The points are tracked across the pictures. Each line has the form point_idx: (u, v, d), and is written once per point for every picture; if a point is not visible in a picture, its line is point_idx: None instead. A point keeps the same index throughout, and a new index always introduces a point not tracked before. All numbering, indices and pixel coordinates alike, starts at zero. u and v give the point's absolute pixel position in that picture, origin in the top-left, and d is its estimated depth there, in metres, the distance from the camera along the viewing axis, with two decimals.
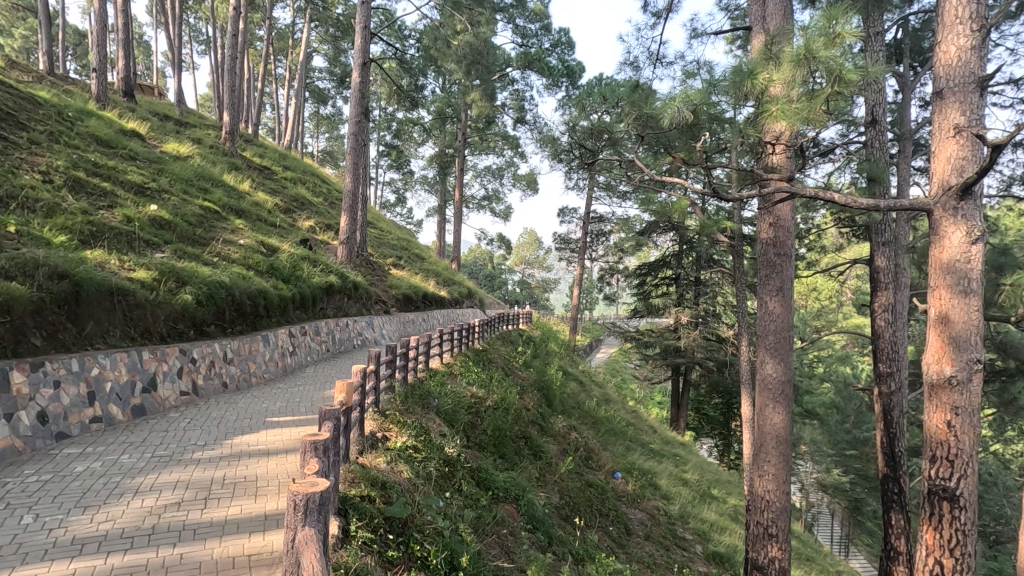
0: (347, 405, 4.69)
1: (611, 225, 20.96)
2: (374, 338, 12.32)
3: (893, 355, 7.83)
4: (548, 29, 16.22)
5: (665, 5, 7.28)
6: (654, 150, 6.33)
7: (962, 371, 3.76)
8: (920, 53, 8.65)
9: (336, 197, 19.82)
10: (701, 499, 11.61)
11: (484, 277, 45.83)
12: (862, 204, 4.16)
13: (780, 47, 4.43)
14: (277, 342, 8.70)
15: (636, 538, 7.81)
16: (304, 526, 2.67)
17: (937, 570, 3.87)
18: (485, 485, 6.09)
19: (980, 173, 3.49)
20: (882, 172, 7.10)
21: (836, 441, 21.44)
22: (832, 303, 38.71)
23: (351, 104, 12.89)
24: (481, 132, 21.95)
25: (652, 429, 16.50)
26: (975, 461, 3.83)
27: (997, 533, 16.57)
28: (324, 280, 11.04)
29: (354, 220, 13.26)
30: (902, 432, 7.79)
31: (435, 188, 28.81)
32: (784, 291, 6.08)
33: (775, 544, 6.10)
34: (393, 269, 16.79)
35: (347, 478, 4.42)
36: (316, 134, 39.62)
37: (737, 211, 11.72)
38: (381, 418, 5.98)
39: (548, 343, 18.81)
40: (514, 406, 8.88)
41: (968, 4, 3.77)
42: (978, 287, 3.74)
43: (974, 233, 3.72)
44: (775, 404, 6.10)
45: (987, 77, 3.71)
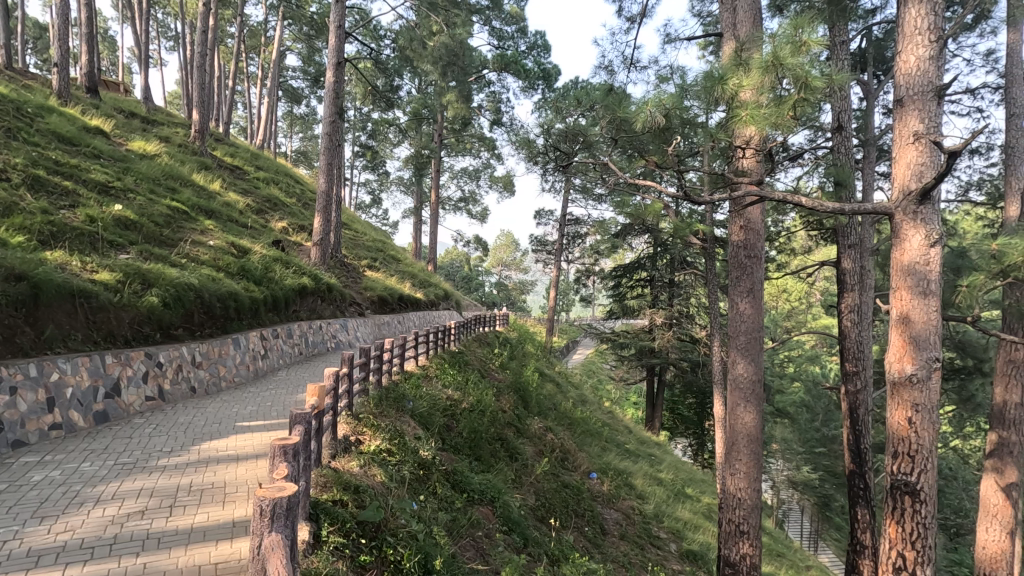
0: (319, 409, 4.62)
1: (587, 227, 21.15)
2: (348, 341, 12.18)
3: (858, 355, 8.05)
4: (524, 32, 16.28)
5: (640, 10, 7.58)
6: (628, 153, 6.41)
7: (922, 370, 3.88)
8: (883, 61, 8.94)
9: (310, 198, 19.54)
10: (675, 497, 11.77)
11: (460, 279, 45.75)
12: (828, 207, 4.26)
13: (750, 54, 4.50)
14: (248, 345, 8.52)
15: (611, 538, 7.87)
16: (271, 531, 2.63)
17: (900, 562, 3.99)
18: (460, 487, 6.07)
19: (938, 179, 3.62)
20: (847, 176, 7.33)
21: (806, 439, 21.94)
22: (802, 304, 39.74)
23: (325, 103, 12.70)
24: (457, 133, 21.94)
25: (627, 429, 16.67)
26: (935, 456, 3.97)
27: (956, 525, 17.15)
28: (297, 281, 10.89)
29: (328, 221, 13.08)
30: (867, 430, 8.01)
31: (411, 189, 28.67)
32: (754, 292, 6.19)
33: (746, 541, 6.21)
34: (368, 271, 16.64)
35: (318, 483, 4.36)
36: (289, 134, 39.03)
37: (709, 214, 11.94)
38: (354, 421, 5.91)
39: (525, 345, 18.86)
40: (489, 408, 8.85)
41: (926, 16, 3.92)
42: (937, 287, 3.88)
43: (933, 237, 3.86)
44: (746, 403, 6.21)
45: (944, 85, 3.85)
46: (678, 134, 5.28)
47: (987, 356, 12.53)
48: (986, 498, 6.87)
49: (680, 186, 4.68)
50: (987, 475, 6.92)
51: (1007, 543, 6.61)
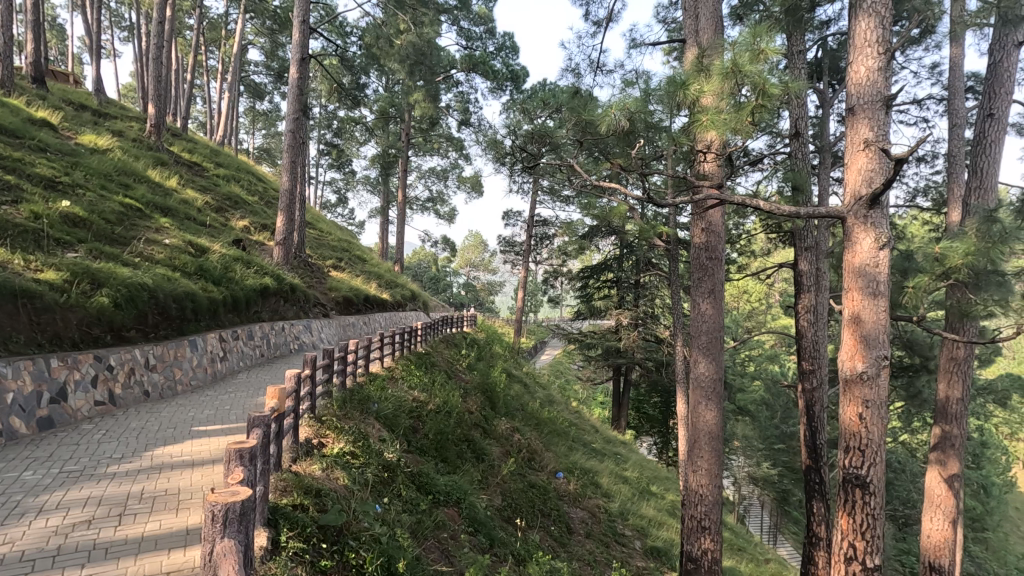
0: (279, 412, 4.50)
1: (555, 228, 21.33)
2: (312, 342, 11.92)
3: (815, 354, 8.33)
4: (492, 32, 16.27)
5: (607, 15, 7.69)
6: (594, 155, 6.49)
7: (872, 367, 4.05)
8: (838, 71, 9.29)
9: (273, 196, 19.07)
10: (640, 495, 11.95)
11: (428, 279, 45.48)
12: (785, 211, 4.38)
13: (710, 60, 4.60)
14: (205, 347, 8.25)
15: (577, 536, 7.95)
16: (224, 538, 2.56)
17: (851, 552, 4.15)
18: (425, 489, 6.01)
19: (886, 185, 3.78)
20: (804, 182, 7.59)
21: (766, 436, 22.56)
22: (761, 305, 41.05)
23: (289, 100, 12.39)
24: (425, 133, 21.80)
25: (594, 428, 16.81)
26: (883, 450, 4.14)
27: (905, 516, 17.94)
28: (258, 282, 10.61)
29: (291, 220, 12.79)
30: (822, 426, 8.31)
31: (378, 188, 28.33)
32: (715, 292, 6.36)
33: (708, 536, 6.36)
34: (333, 272, 16.36)
35: (278, 487, 4.26)
36: (251, 130, 38.03)
37: (673, 216, 12.17)
38: (316, 424, 5.79)
39: (493, 346, 18.84)
40: (456, 409, 8.83)
41: (875, 29, 4.09)
42: (885, 288, 4.06)
43: (882, 240, 4.03)
44: (708, 401, 6.35)
45: (892, 96, 4.03)
46: (642, 138, 5.37)
47: (933, 354, 13.11)
48: (931, 490, 7.20)
49: (644, 189, 4.75)
50: (932, 467, 7.26)
51: (950, 531, 6.97)
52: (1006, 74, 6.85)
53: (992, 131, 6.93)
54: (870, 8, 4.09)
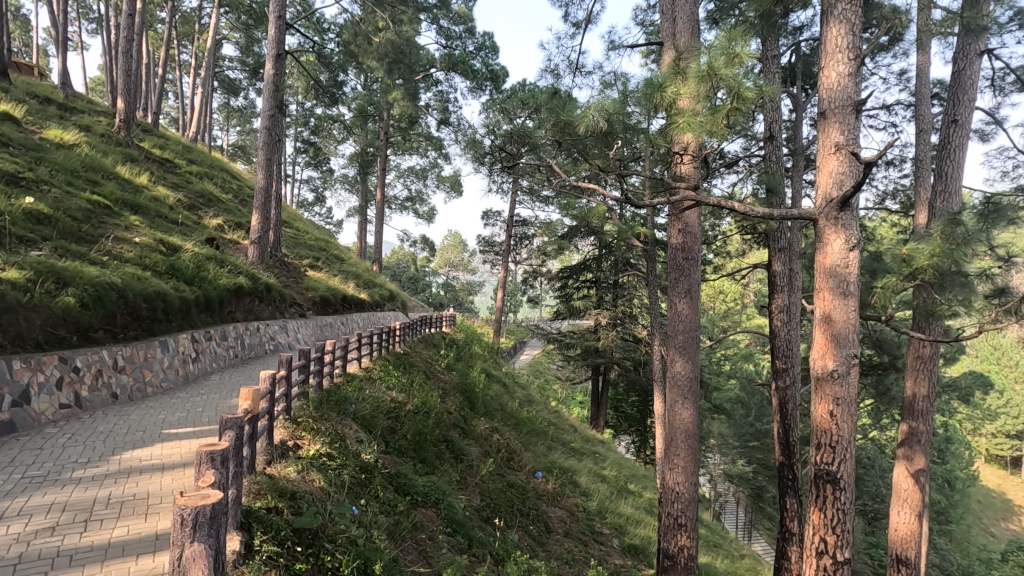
0: (253, 413, 4.42)
1: (534, 228, 21.37)
2: (288, 343, 11.73)
3: (788, 353, 8.49)
4: (472, 32, 16.24)
5: (586, 17, 7.75)
6: (573, 156, 6.51)
7: (842, 365, 4.15)
8: (810, 76, 9.51)
9: (247, 194, 18.74)
10: (618, 493, 12.05)
11: (407, 279, 45.22)
12: (759, 213, 4.44)
13: (687, 63, 4.65)
14: (177, 348, 8.06)
15: (555, 535, 7.97)
16: (193, 542, 2.51)
17: (822, 546, 4.24)
18: (403, 490, 5.97)
19: (856, 187, 3.87)
20: (778, 184, 7.75)
21: (741, 434, 22.93)
22: (737, 304, 41.81)
23: (264, 96, 12.16)
24: (404, 132, 21.65)
25: (573, 428, 16.89)
26: (853, 446, 4.24)
27: (874, 510, 18.40)
28: (232, 281, 10.39)
29: (267, 219, 12.59)
30: (795, 423, 8.48)
31: (356, 187, 28.06)
32: (691, 293, 6.45)
33: (684, 533, 6.44)
34: (310, 271, 16.14)
35: (251, 490, 4.18)
36: (225, 126, 37.28)
37: (651, 217, 12.31)
38: (292, 425, 5.71)
39: (472, 346, 18.79)
40: (435, 410, 8.79)
41: (845, 36, 4.19)
42: (854, 289, 4.17)
43: (851, 241, 4.14)
44: (684, 400, 6.43)
45: (861, 101, 4.14)
46: (620, 139, 5.41)
47: (900, 353, 13.47)
48: (898, 485, 7.41)
49: (622, 190, 4.78)
50: (899, 462, 7.47)
51: (916, 524, 7.18)
52: (969, 82, 7.09)
53: (955, 137, 7.17)
54: (841, 15, 4.20)
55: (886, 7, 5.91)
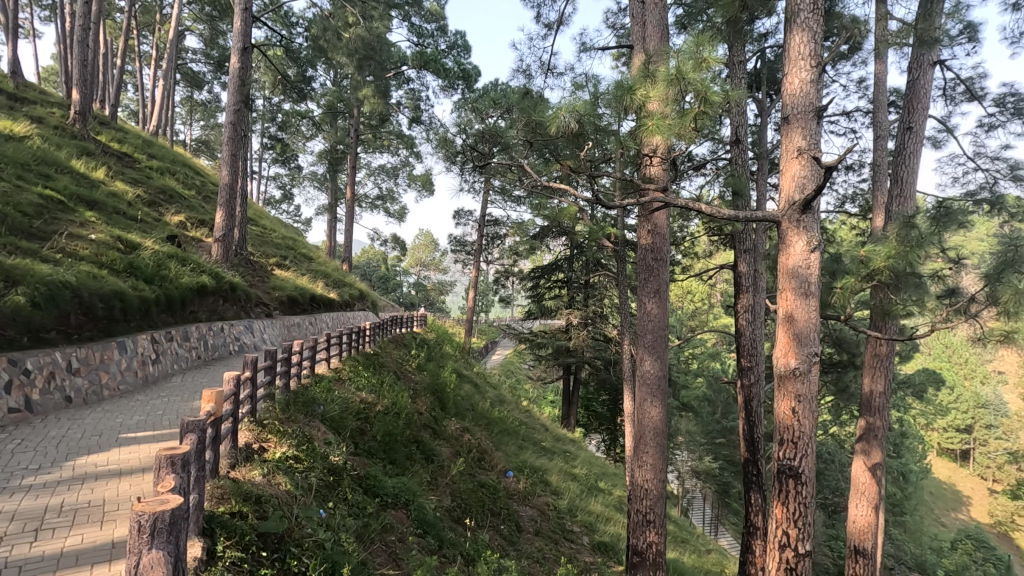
0: (216, 416, 4.29)
1: (506, 228, 21.38)
2: (253, 343, 11.45)
3: (752, 351, 8.71)
4: (444, 30, 16.17)
5: (558, 18, 7.81)
6: (544, 156, 6.51)
7: (803, 363, 4.28)
8: (774, 82, 9.77)
9: (211, 191, 18.22)
10: (589, 492, 12.16)
11: (378, 279, 44.78)
12: (725, 215, 4.53)
13: (656, 66, 4.70)
14: (136, 349, 7.79)
15: (526, 534, 7.99)
16: (151, 549, 2.42)
17: (784, 539, 4.36)
18: (372, 492, 5.90)
19: (817, 191, 3.99)
20: (743, 186, 7.93)
21: (708, 431, 23.42)
22: (704, 304, 42.71)
23: (229, 90, 11.82)
24: (374, 129, 21.37)
25: (544, 427, 16.98)
26: (813, 442, 4.37)
27: (834, 504, 19.01)
28: (195, 280, 10.10)
29: (231, 217, 12.26)
30: (759, 420, 8.70)
31: (325, 185, 27.59)
32: (660, 292, 6.56)
33: (653, 530, 6.53)
34: (277, 270, 15.79)
35: (214, 495, 4.07)
36: (188, 121, 36.17)
37: (621, 218, 12.45)
38: (257, 428, 5.57)
39: (443, 346, 18.67)
40: (405, 410, 8.72)
41: (808, 43, 4.32)
42: (815, 289, 4.30)
43: (812, 243, 4.27)
44: (653, 398, 6.52)
45: (822, 107, 4.27)
46: (591, 140, 5.43)
47: (859, 351, 13.94)
48: (857, 479, 7.66)
49: (593, 190, 4.82)
50: (858, 457, 7.73)
51: (873, 516, 7.45)
52: (923, 91, 7.39)
53: (910, 143, 7.45)
54: (803, 23, 4.33)
55: (845, 17, 6.13)
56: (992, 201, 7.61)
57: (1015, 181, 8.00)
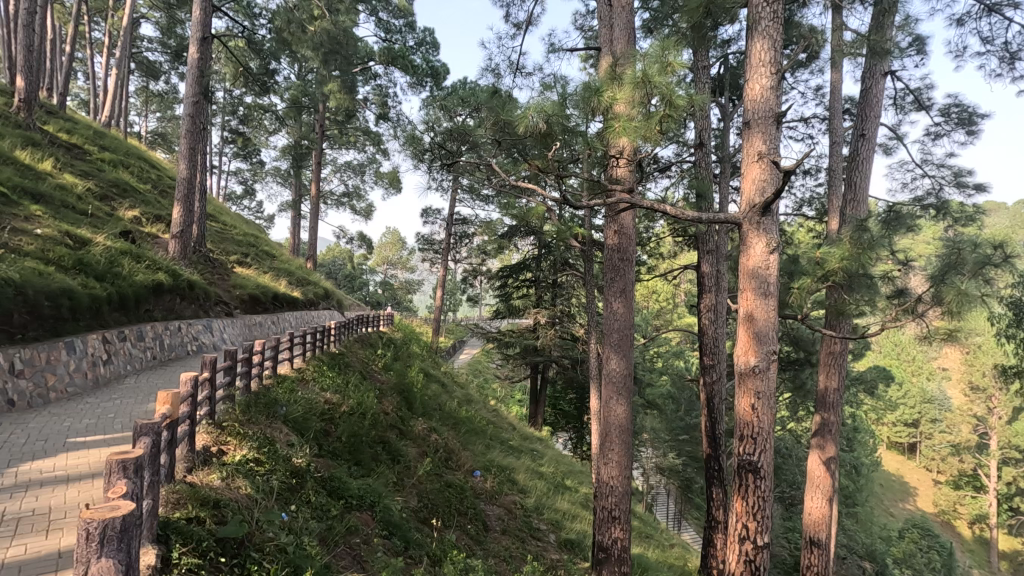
0: (173, 418, 4.15)
1: (474, 227, 21.33)
2: (212, 343, 11.10)
3: (715, 349, 8.93)
4: (412, 27, 16.00)
5: (526, 18, 7.84)
6: (513, 156, 6.50)
7: (763, 361, 4.41)
8: (736, 88, 10.03)
9: (168, 185, 17.57)
10: (556, 489, 12.25)
11: (343, 278, 44.11)
12: (689, 216, 4.63)
13: (623, 69, 4.76)
14: (85, 350, 7.45)
15: (493, 534, 7.99)
16: (100, 558, 2.33)
17: (745, 532, 4.48)
18: (336, 494, 5.80)
19: (777, 194, 4.12)
20: (706, 189, 8.13)
21: (672, 428, 23.90)
22: (668, 304, 43.57)
23: (188, 81, 11.41)
24: (340, 125, 21.02)
25: (511, 426, 17.02)
26: (772, 437, 4.51)
27: (791, 497, 19.68)
28: (150, 278, 9.72)
29: (190, 213, 11.85)
30: (721, 416, 8.91)
31: (289, 181, 26.99)
32: (626, 292, 6.66)
33: (617, 526, 6.63)
34: (238, 268, 15.34)
35: (169, 500, 3.94)
36: (143, 111, 34.77)
37: (589, 218, 12.58)
38: (216, 430, 5.41)
39: (410, 345, 18.50)
40: (371, 410, 8.61)
41: (768, 51, 4.45)
42: (774, 290, 4.44)
43: (772, 245, 4.41)
44: (618, 396, 6.61)
45: (781, 113, 4.40)
46: (559, 140, 5.46)
47: (815, 349, 14.46)
48: (813, 472, 7.94)
49: (560, 191, 4.85)
50: (813, 451, 8.02)
51: (827, 508, 7.74)
52: (875, 99, 7.71)
53: (863, 149, 7.76)
54: (764, 31, 4.46)
55: (804, 27, 6.33)
56: (938, 206, 7.99)
57: (958, 188, 8.43)
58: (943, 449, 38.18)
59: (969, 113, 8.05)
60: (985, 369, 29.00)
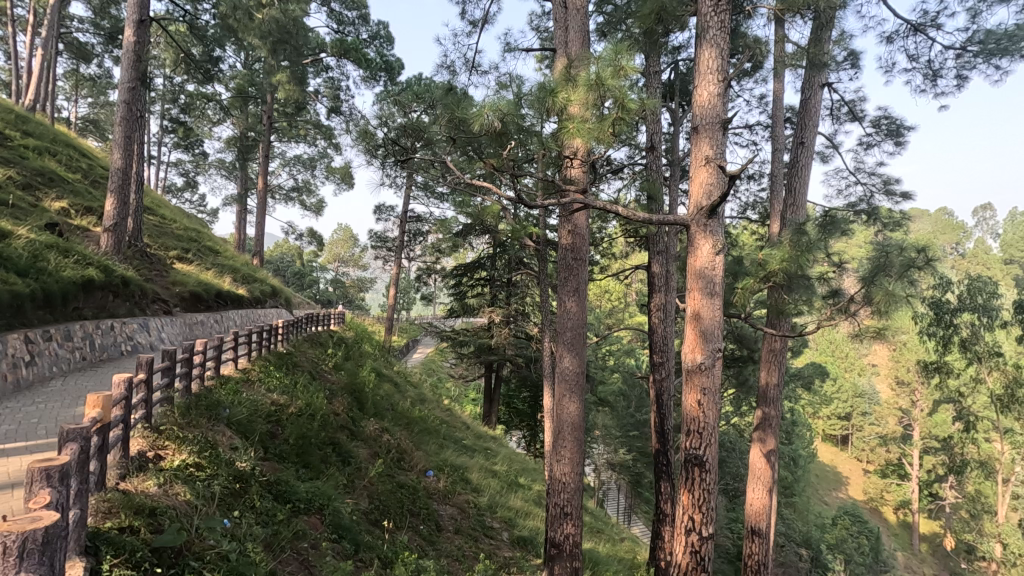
0: (103, 423, 3.91)
1: (428, 225, 21.12)
2: (149, 343, 10.54)
3: (664, 347, 9.19)
4: (365, 19, 15.69)
5: (483, 17, 7.83)
6: (468, 154, 6.46)
7: (708, 358, 4.57)
8: (686, 94, 10.34)
9: (100, 175, 16.52)
10: (509, 487, 12.29)
11: (292, 275, 42.88)
12: (640, 218, 4.73)
13: (578, 70, 4.81)
14: (6, 350, 6.92)
15: (446, 533, 7.95)
16: (19, 573, 2.17)
17: (690, 523, 4.64)
18: (283, 498, 5.62)
19: (722, 198, 4.27)
20: (657, 191, 8.35)
21: (623, 424, 24.41)
22: (620, 303, 44.50)
23: (123, 66, 10.76)
24: (289, 117, 20.33)
25: (465, 425, 16.95)
26: (716, 431, 4.68)
27: (734, 489, 20.48)
28: (79, 274, 9.13)
29: (124, 204, 11.20)
30: (669, 412, 9.17)
31: (234, 174, 25.93)
32: (579, 291, 6.76)
33: (570, 522, 6.71)
34: (177, 264, 14.61)
35: (99, 509, 3.71)
36: (72, 95, 32.54)
37: (543, 218, 12.68)
38: (152, 434, 5.13)
39: (362, 344, 18.11)
40: (320, 411, 8.39)
41: (715, 59, 4.61)
42: (720, 289, 4.60)
43: (717, 246, 4.57)
44: (571, 394, 6.70)
45: (728, 119, 4.57)
46: (514, 140, 5.45)
47: (757, 347, 15.11)
48: (755, 465, 8.28)
49: (515, 190, 4.86)
50: (755, 445, 8.38)
51: (767, 498, 8.11)
52: (813, 109, 8.12)
53: (802, 157, 8.16)
54: (712, 39, 4.61)
55: (750, 37, 6.57)
56: (869, 212, 8.51)
57: (887, 195, 8.99)
58: (872, 440, 40.69)
59: (897, 125, 8.60)
60: (909, 365, 31.08)
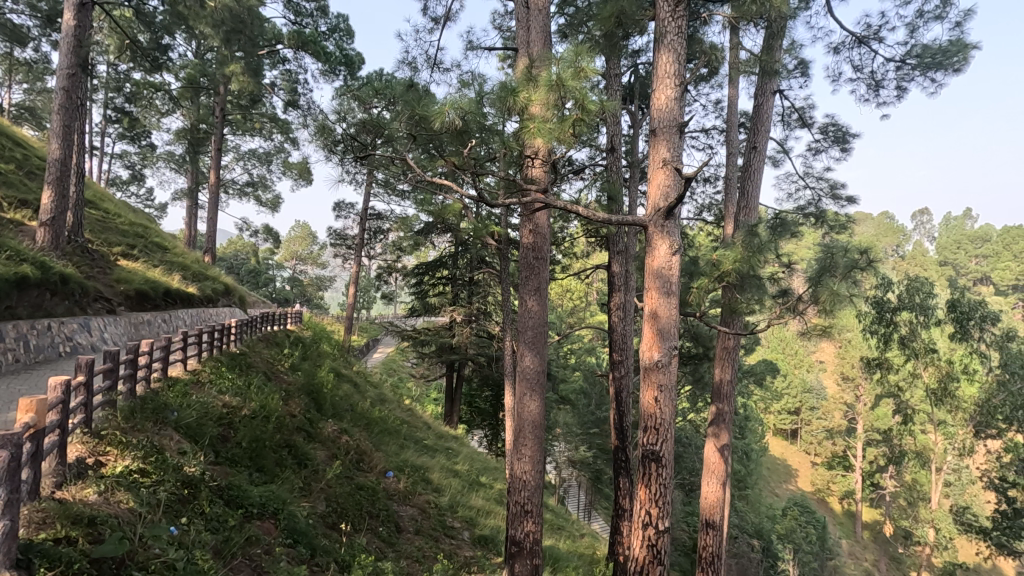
0: (38, 428, 3.68)
1: (389, 223, 20.83)
2: (91, 343, 10.02)
3: (623, 346, 9.34)
4: (324, 11, 15.31)
5: (444, 13, 7.75)
6: (429, 153, 6.36)
7: (665, 356, 4.68)
8: (644, 96, 10.56)
9: (36, 165, 15.55)
10: (470, 487, 12.24)
11: (247, 273, 41.67)
12: (600, 218, 4.77)
13: (539, 70, 4.83)
14: None
15: (406, 534, 7.88)
16: None
17: (647, 518, 4.73)
18: (234, 503, 5.45)
19: (678, 200, 4.37)
20: (616, 192, 8.48)
21: (584, 422, 24.71)
22: (581, 302, 45.05)
23: (62, 51, 10.16)
24: (243, 110, 19.63)
25: (426, 425, 16.80)
26: (672, 427, 4.79)
27: (691, 483, 21.03)
28: (12, 271, 8.59)
29: (63, 198, 10.58)
30: (628, 409, 9.32)
31: (183, 167, 24.87)
32: (540, 290, 6.80)
33: (530, 519, 6.72)
34: (122, 261, 13.92)
35: (32, 520, 3.51)
36: (5, 81, 30.55)
37: (505, 216, 12.66)
38: (93, 439, 4.88)
39: (320, 344, 17.68)
40: (275, 413, 8.15)
41: (672, 63, 4.71)
42: (675, 289, 4.72)
43: (673, 247, 4.68)
44: (532, 393, 6.73)
45: (684, 123, 4.68)
46: (475, 139, 5.46)
47: (712, 344, 15.54)
48: (709, 459, 8.53)
49: (477, 189, 4.84)
50: (710, 440, 8.63)
51: (720, 492, 8.37)
52: (765, 116, 8.40)
53: (755, 160, 8.43)
54: (669, 45, 4.72)
55: (706, 43, 6.76)
56: (817, 215, 8.89)
57: (834, 199, 9.41)
58: (819, 433, 42.56)
59: (843, 132, 9.01)
60: (854, 361, 32.59)
